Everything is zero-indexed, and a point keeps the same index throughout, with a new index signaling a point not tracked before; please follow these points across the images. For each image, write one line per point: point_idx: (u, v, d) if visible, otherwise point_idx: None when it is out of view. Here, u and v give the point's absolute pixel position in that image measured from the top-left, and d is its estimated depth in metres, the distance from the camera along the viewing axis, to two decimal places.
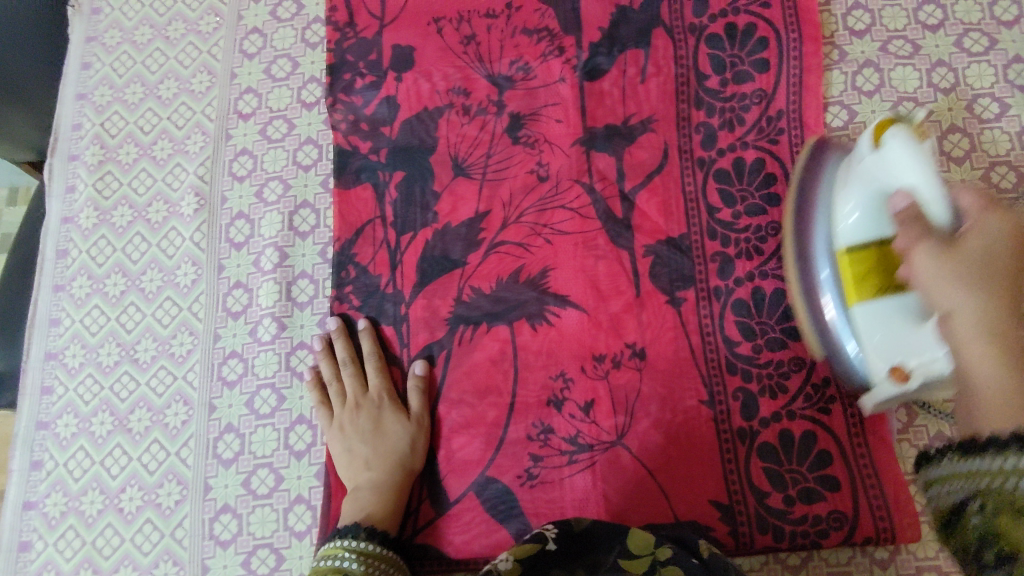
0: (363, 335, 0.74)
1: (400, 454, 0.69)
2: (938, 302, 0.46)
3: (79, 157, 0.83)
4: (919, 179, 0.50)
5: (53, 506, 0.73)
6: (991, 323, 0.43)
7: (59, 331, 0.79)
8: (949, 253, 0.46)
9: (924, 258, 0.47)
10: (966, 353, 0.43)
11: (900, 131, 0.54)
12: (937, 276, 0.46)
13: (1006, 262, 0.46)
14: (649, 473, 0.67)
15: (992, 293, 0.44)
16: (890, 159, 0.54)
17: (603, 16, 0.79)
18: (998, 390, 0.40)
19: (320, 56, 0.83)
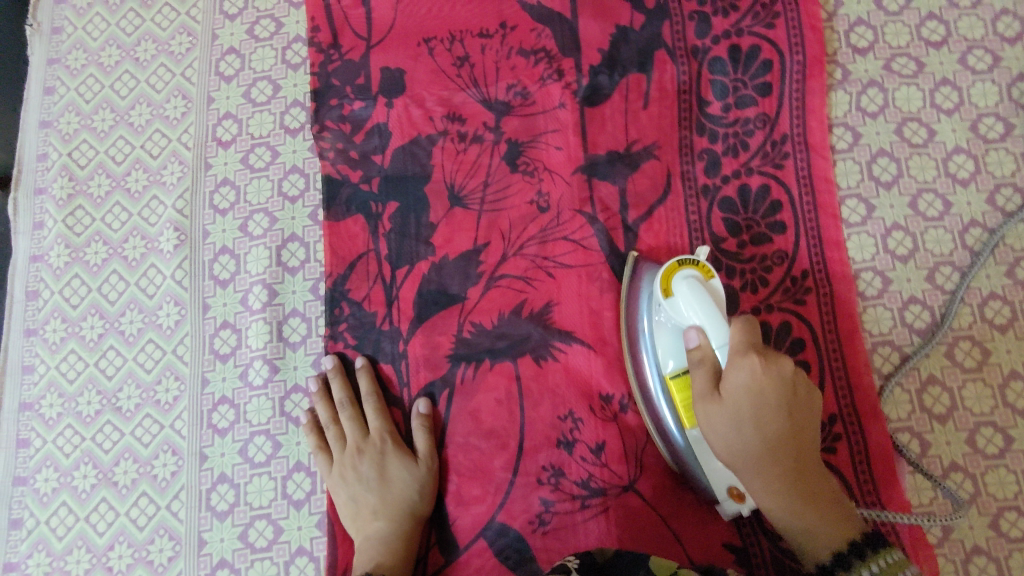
0: (361, 374, 0.71)
1: (408, 500, 0.66)
2: (710, 429, 0.54)
3: (47, 191, 0.78)
4: (708, 321, 0.55)
5: (35, 567, 0.69)
6: (768, 473, 0.54)
7: (33, 378, 0.74)
8: (732, 410, 0.53)
9: (724, 420, 0.53)
10: (755, 493, 0.55)
11: (687, 276, 0.58)
12: (730, 436, 0.53)
13: (773, 419, 0.53)
14: (664, 516, 0.65)
15: (777, 472, 0.54)
16: (678, 304, 0.58)
17: (602, 38, 0.76)
18: (784, 514, 0.54)
19: (304, 78, 0.79)
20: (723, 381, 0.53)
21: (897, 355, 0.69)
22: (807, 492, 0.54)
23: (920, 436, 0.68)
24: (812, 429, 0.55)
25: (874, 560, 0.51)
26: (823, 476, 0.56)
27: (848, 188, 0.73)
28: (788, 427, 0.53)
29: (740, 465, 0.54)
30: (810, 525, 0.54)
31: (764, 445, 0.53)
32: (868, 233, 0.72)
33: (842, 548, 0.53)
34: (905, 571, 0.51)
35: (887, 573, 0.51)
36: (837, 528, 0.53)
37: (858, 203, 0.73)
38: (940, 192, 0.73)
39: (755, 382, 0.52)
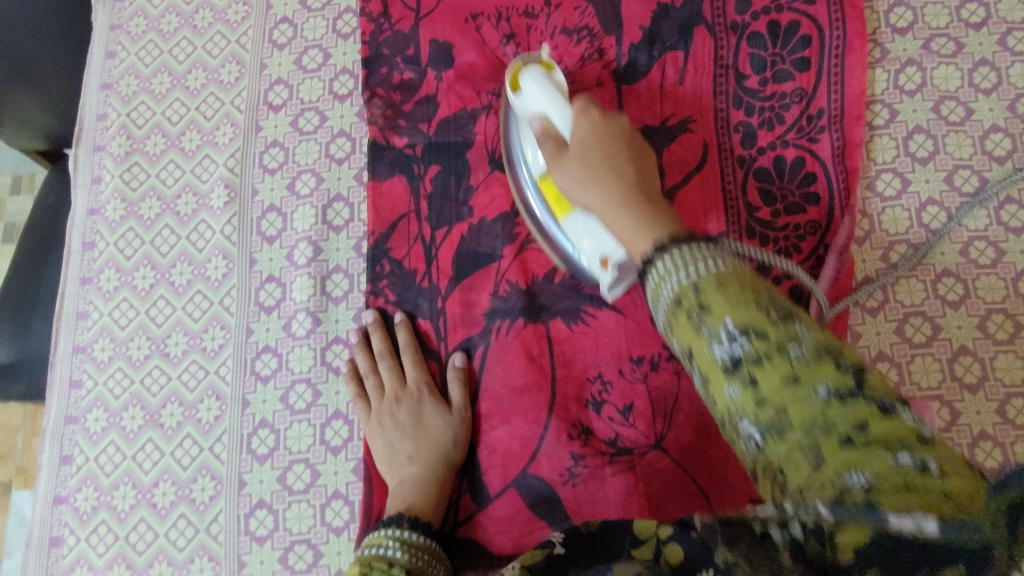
0: (400, 328, 0.73)
1: (442, 446, 0.68)
2: (582, 200, 0.55)
3: (106, 148, 0.82)
4: (549, 107, 0.62)
5: (83, 501, 0.72)
6: (611, 193, 0.52)
7: (87, 324, 0.77)
8: (577, 156, 0.56)
9: (573, 167, 0.56)
10: (602, 213, 0.52)
11: (530, 74, 0.65)
12: (581, 179, 0.55)
13: (613, 153, 0.55)
14: (689, 474, 0.67)
15: (615, 188, 0.52)
16: (526, 98, 0.65)
17: (643, 14, 0.79)
18: (627, 234, 0.48)
19: (354, 48, 0.82)
20: (571, 136, 0.58)
21: (928, 325, 0.71)
22: (615, 178, 0.53)
23: (949, 404, 0.69)
24: (653, 172, 0.56)
25: (671, 248, 0.42)
26: (651, 183, 0.53)
27: (882, 163, 0.75)
28: (638, 182, 0.53)
29: (584, 194, 0.55)
30: (643, 241, 0.45)
31: (604, 199, 0.52)
32: (902, 207, 0.74)
33: (664, 237, 0.44)
34: (750, 318, 0.37)
35: (703, 275, 0.40)
36: (646, 233, 0.46)
37: (893, 178, 0.75)
38: (975, 168, 0.74)
39: (591, 130, 0.57)
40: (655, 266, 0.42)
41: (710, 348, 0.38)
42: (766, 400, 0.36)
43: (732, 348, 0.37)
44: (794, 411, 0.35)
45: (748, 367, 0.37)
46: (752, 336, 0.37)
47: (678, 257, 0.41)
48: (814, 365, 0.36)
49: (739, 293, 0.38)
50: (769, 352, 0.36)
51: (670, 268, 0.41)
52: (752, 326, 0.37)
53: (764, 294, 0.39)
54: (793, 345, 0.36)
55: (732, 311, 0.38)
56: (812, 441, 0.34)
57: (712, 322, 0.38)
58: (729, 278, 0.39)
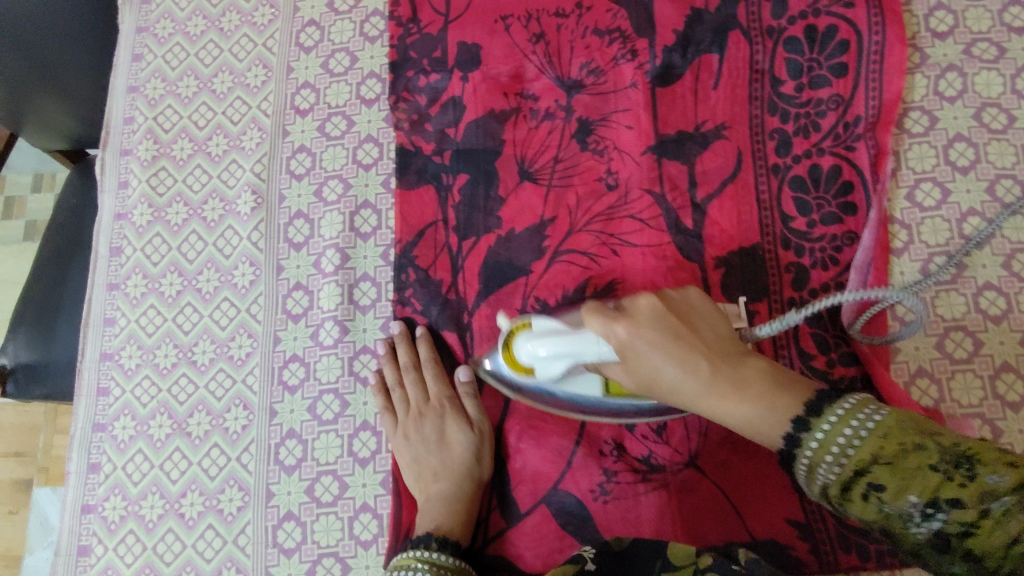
0: (422, 342, 0.72)
1: (468, 463, 0.68)
2: (673, 393, 0.52)
3: (132, 152, 0.82)
4: (578, 352, 0.56)
5: (111, 510, 0.72)
6: (717, 393, 0.49)
7: (114, 331, 0.77)
8: (658, 358, 0.51)
9: (656, 361, 0.51)
10: (722, 409, 0.50)
11: (523, 343, 0.61)
12: (675, 381, 0.51)
13: (686, 347, 0.51)
14: (723, 492, 0.65)
15: (717, 382, 0.50)
16: (537, 366, 0.60)
17: (676, 18, 0.77)
18: (747, 421, 0.49)
19: (381, 51, 0.81)
20: (631, 360, 0.53)
21: (969, 340, 0.69)
22: (713, 357, 0.51)
23: (991, 422, 0.67)
24: (717, 314, 0.55)
25: (817, 422, 0.45)
26: (720, 328, 0.54)
27: (921, 172, 0.73)
28: (721, 360, 0.51)
29: (681, 385, 0.51)
30: (775, 428, 0.47)
31: (706, 396, 0.50)
32: (942, 218, 0.72)
33: (794, 419, 0.46)
34: (937, 487, 0.40)
35: (857, 452, 0.43)
36: (779, 421, 0.47)
37: (933, 188, 0.73)
38: (1019, 178, 0.72)
39: (655, 317, 0.52)
40: (802, 455, 0.46)
41: (906, 529, 0.41)
42: (983, 562, 0.39)
43: (929, 523, 0.40)
44: (1019, 558, 0.37)
45: (954, 536, 0.39)
46: (944, 505, 0.39)
47: (818, 446, 0.45)
48: (1020, 512, 0.37)
49: (904, 465, 0.41)
50: (969, 520, 0.39)
51: (838, 450, 0.43)
52: (942, 495, 0.39)
53: (926, 441, 0.41)
54: (989, 500, 0.38)
55: (912, 488, 0.40)
56: None
57: (898, 507, 0.41)
58: (887, 447, 0.42)
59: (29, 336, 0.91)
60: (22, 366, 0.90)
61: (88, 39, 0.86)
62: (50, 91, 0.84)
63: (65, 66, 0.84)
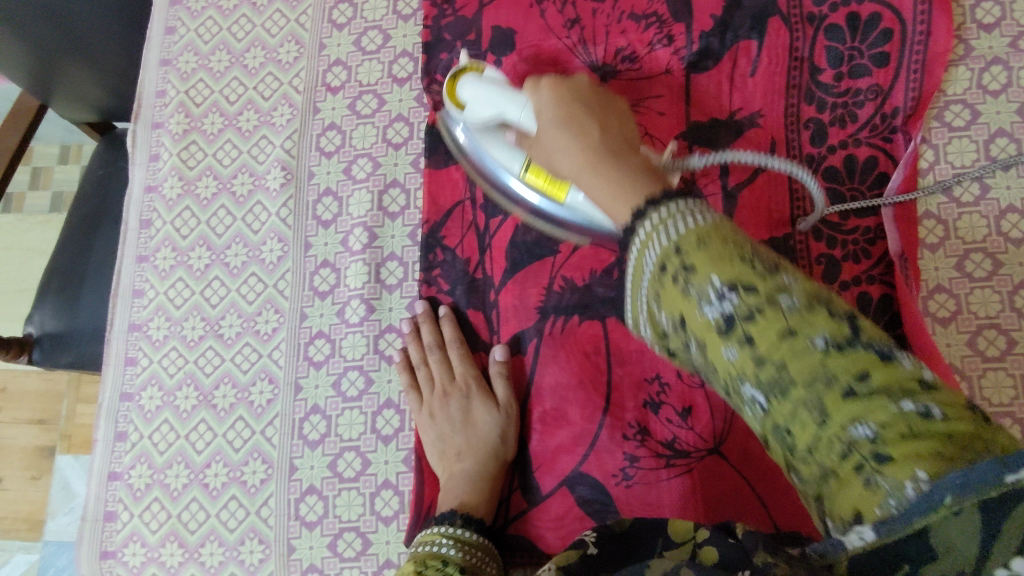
0: (448, 321, 0.72)
1: (491, 442, 0.68)
2: (552, 158, 0.52)
3: (164, 126, 0.82)
4: (507, 107, 0.60)
5: (137, 478, 0.73)
6: (589, 161, 0.46)
7: (143, 302, 0.78)
8: (549, 129, 0.52)
9: (548, 130, 0.52)
10: (590, 182, 0.46)
11: (467, 81, 0.65)
12: (555, 139, 0.51)
13: (581, 117, 0.50)
14: (747, 482, 0.65)
15: (590, 154, 0.47)
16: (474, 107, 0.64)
17: (715, 3, 0.76)
18: (605, 195, 0.44)
19: (414, 29, 0.80)
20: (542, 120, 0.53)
21: (1003, 338, 0.68)
22: (604, 132, 0.48)
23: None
24: (627, 111, 0.53)
25: (663, 203, 0.38)
26: (630, 123, 0.52)
27: (961, 167, 0.72)
28: (613, 141, 0.48)
29: (563, 154, 0.50)
30: (621, 203, 0.42)
31: (580, 162, 0.47)
32: (979, 214, 0.70)
33: (647, 195, 0.40)
34: (747, 277, 0.34)
35: (680, 222, 0.37)
36: (629, 194, 0.41)
37: (973, 183, 0.71)
38: None
39: (554, 97, 0.53)
40: (640, 232, 0.39)
41: (697, 307, 0.35)
42: (763, 358, 0.33)
43: (722, 306, 0.35)
44: (796, 373, 0.33)
45: (744, 326, 0.34)
46: (744, 291, 0.34)
47: (652, 221, 0.38)
48: (806, 314, 0.33)
49: (720, 249, 0.35)
50: (760, 305, 0.34)
51: (658, 223, 0.38)
52: (746, 282, 0.34)
53: (747, 245, 0.36)
54: (783, 296, 0.34)
55: (720, 265, 0.35)
56: (812, 398, 0.32)
57: (709, 280, 0.35)
58: (711, 234, 0.36)
59: (56, 303, 0.92)
60: (47, 335, 0.91)
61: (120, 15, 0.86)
62: (83, 66, 0.86)
63: (98, 40, 0.85)
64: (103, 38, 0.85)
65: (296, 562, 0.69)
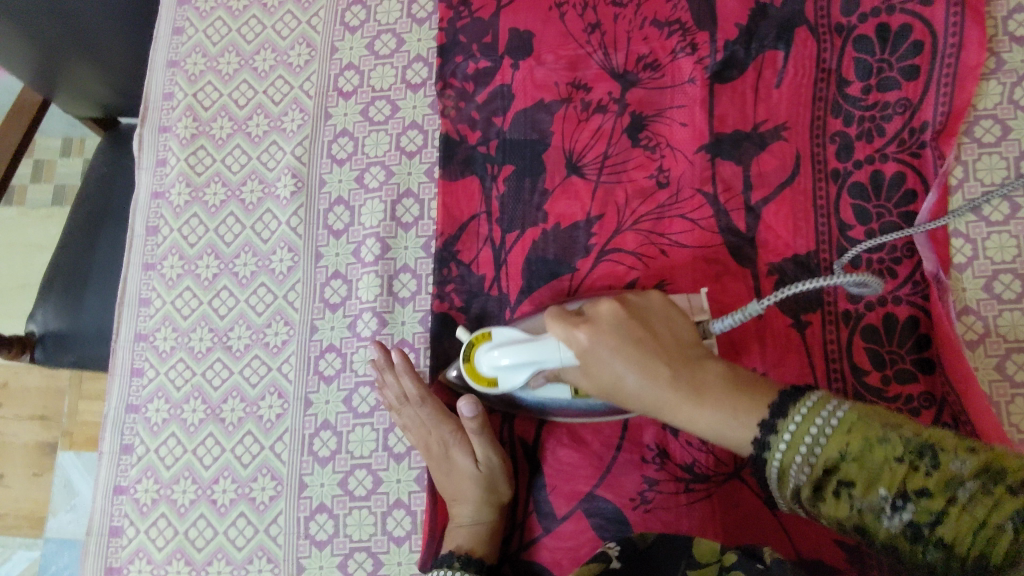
0: (400, 372, 0.65)
1: (475, 484, 0.64)
2: (613, 382, 0.51)
3: (171, 129, 0.80)
4: (538, 360, 0.54)
5: (144, 492, 0.72)
6: (678, 393, 0.49)
7: (149, 311, 0.76)
8: (613, 371, 0.50)
9: (607, 364, 0.50)
10: (681, 413, 0.49)
11: (481, 349, 0.59)
12: (620, 374, 0.50)
13: (640, 346, 0.50)
14: (769, 508, 0.63)
15: (680, 390, 0.49)
16: (491, 371, 0.58)
17: (740, 11, 0.73)
18: (715, 429, 0.48)
19: (429, 34, 0.78)
20: (599, 365, 0.51)
21: None
22: (671, 363, 0.50)
23: None
24: (661, 309, 0.54)
25: (795, 420, 0.44)
26: (679, 328, 0.53)
27: (990, 184, 0.70)
28: (678, 364, 0.50)
29: (633, 384, 0.50)
30: (745, 431, 0.47)
31: (668, 400, 0.49)
32: (1009, 234, 0.69)
33: (755, 421, 0.46)
34: (906, 478, 0.41)
35: (817, 437, 0.43)
36: (746, 426, 0.47)
37: (1002, 202, 0.69)
38: None
39: (610, 321, 0.51)
40: (777, 456, 0.45)
41: (879, 522, 0.42)
42: (953, 545, 0.39)
43: (898, 516, 0.41)
44: (972, 541, 0.39)
45: (923, 525, 0.40)
46: (912, 496, 0.41)
47: (791, 436, 0.44)
48: (986, 498, 0.39)
49: (870, 458, 0.42)
50: (939, 507, 0.40)
51: (808, 437, 0.44)
52: (908, 484, 0.41)
53: (896, 433, 0.42)
54: (957, 487, 0.40)
55: (881, 477, 0.41)
56: (998, 557, 0.38)
57: (873, 488, 0.42)
58: (855, 437, 0.42)
59: (59, 301, 0.90)
60: (50, 333, 0.89)
61: (128, 22, 0.84)
62: (87, 62, 0.84)
63: (104, 42, 0.83)
64: (110, 41, 0.83)
65: None
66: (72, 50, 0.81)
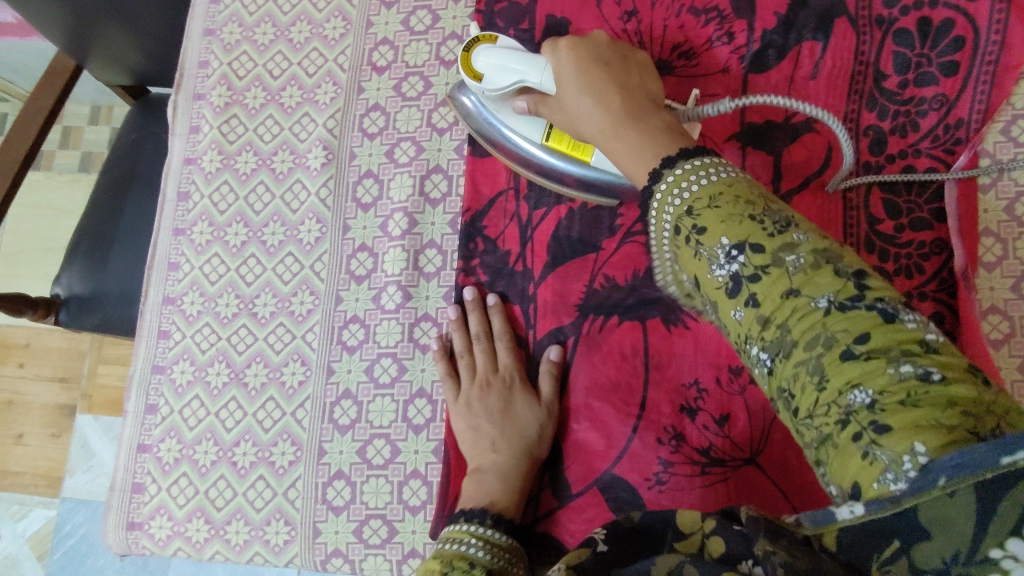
0: (493, 311, 0.71)
1: (528, 437, 0.66)
2: (576, 110, 0.56)
3: (205, 97, 0.81)
4: (524, 70, 0.61)
5: (167, 451, 0.73)
6: (613, 112, 0.52)
7: (177, 276, 0.77)
8: (574, 87, 0.55)
9: (574, 86, 0.55)
10: (612, 147, 0.51)
11: (482, 52, 0.65)
12: (580, 92, 0.55)
13: (605, 81, 0.54)
14: (784, 495, 0.63)
15: (614, 105, 0.52)
16: (489, 73, 0.64)
17: (780, 0, 0.73)
18: (628, 162, 0.49)
19: (465, 12, 0.78)
20: (562, 71, 0.57)
21: None
22: (629, 97, 0.53)
23: None
24: (648, 70, 0.58)
25: (693, 164, 0.43)
26: (650, 81, 0.57)
27: None
28: (635, 98, 0.53)
29: (587, 111, 0.54)
30: (641, 162, 0.47)
31: (609, 121, 0.52)
32: None
33: (671, 155, 0.46)
34: (755, 238, 0.38)
35: (704, 186, 0.42)
36: (650, 152, 0.47)
37: None
38: None
39: (579, 61, 0.56)
40: (659, 191, 0.44)
41: (712, 272, 0.40)
42: (767, 316, 0.37)
43: (729, 267, 0.39)
44: (803, 331, 0.35)
45: (754, 286, 0.38)
46: (751, 253, 0.38)
47: (673, 180, 0.44)
48: (811, 275, 0.36)
49: (732, 213, 0.39)
50: (765, 265, 0.37)
51: (683, 181, 0.43)
52: (751, 239, 0.38)
53: (770, 209, 0.39)
54: (789, 253, 0.37)
55: (729, 228, 0.39)
56: (819, 355, 0.34)
57: (725, 245, 0.39)
58: (724, 195, 0.40)
59: (84, 265, 0.92)
60: (75, 297, 0.91)
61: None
62: (120, 26, 0.84)
63: (137, 14, 0.83)
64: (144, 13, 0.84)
65: (321, 545, 0.69)
66: (104, 16, 0.82)
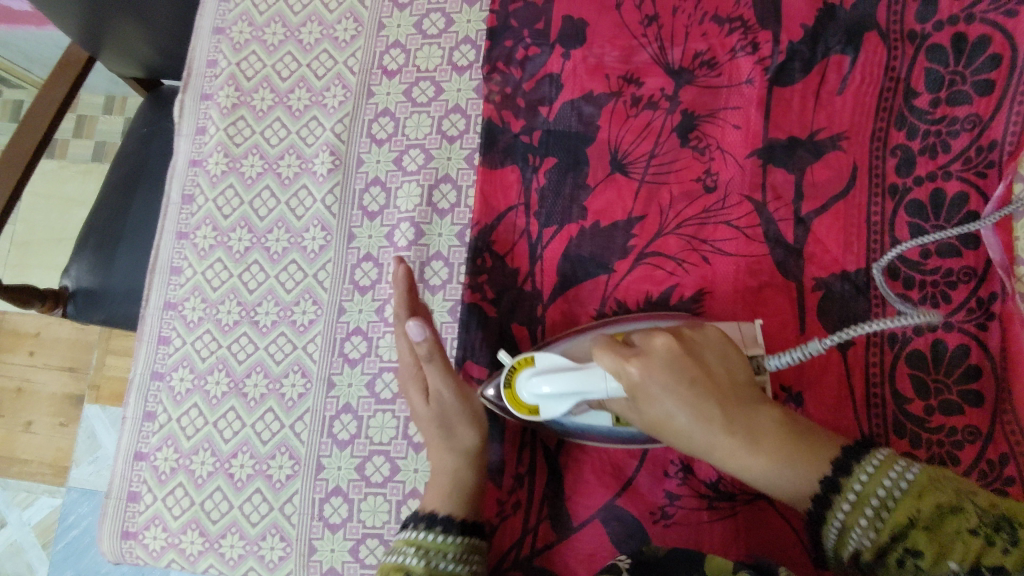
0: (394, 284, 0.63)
1: (448, 417, 0.62)
2: (663, 414, 0.49)
3: (212, 97, 0.79)
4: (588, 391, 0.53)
5: (163, 461, 0.72)
6: (730, 429, 0.48)
7: (179, 280, 0.76)
8: (664, 396, 0.48)
9: (657, 390, 0.48)
10: (737, 459, 0.48)
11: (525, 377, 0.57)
12: (664, 413, 0.49)
13: (705, 387, 0.48)
14: (795, 534, 0.61)
15: (737, 430, 0.48)
16: (539, 404, 0.56)
17: (808, 12, 0.70)
18: (778, 477, 0.47)
19: (479, 15, 0.75)
20: (628, 372, 0.49)
21: None
22: (727, 403, 0.48)
23: None
24: (726, 344, 0.53)
25: (881, 479, 0.44)
26: (734, 364, 0.51)
27: None
28: (740, 393, 0.49)
29: (677, 418, 0.48)
30: (805, 481, 0.47)
31: (733, 450, 0.48)
32: None
33: (823, 483, 0.46)
34: (975, 548, 0.39)
35: (900, 503, 0.43)
36: (811, 478, 0.47)
37: None
38: None
39: (666, 362, 0.49)
40: (856, 526, 0.44)
41: None
42: None
43: None
44: None
45: None
46: (981, 569, 0.39)
47: (852, 506, 0.45)
48: None
49: (946, 525, 0.41)
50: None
51: (887, 488, 0.44)
52: (987, 558, 0.39)
53: (965, 499, 0.42)
54: (1019, 556, 0.38)
55: (951, 552, 0.40)
56: None
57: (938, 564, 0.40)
58: (925, 498, 0.42)
59: (91, 262, 0.91)
60: (83, 290, 0.90)
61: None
62: (133, 21, 0.83)
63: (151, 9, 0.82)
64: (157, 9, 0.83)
65: (316, 563, 0.67)
66: (118, 13, 0.81)
